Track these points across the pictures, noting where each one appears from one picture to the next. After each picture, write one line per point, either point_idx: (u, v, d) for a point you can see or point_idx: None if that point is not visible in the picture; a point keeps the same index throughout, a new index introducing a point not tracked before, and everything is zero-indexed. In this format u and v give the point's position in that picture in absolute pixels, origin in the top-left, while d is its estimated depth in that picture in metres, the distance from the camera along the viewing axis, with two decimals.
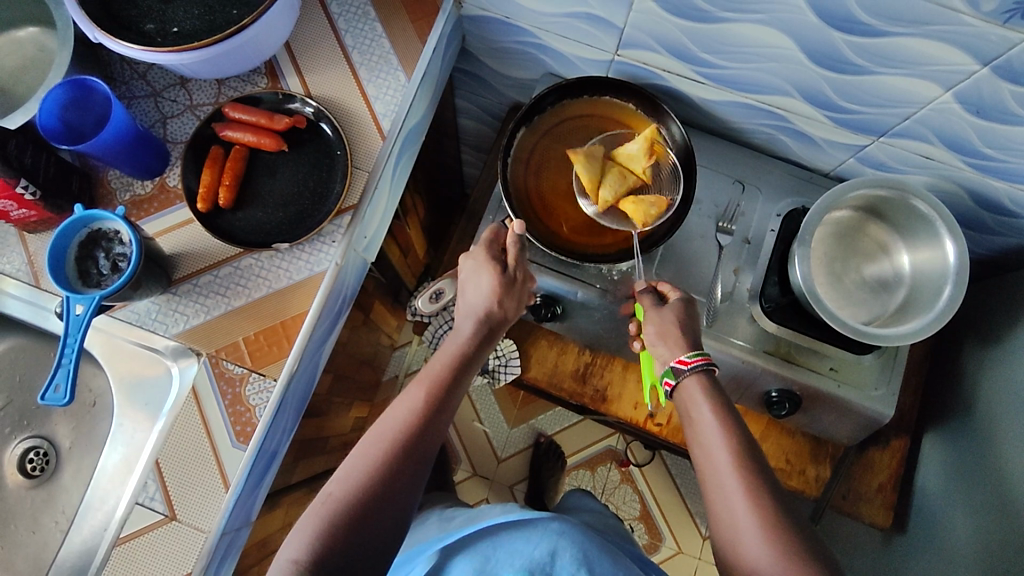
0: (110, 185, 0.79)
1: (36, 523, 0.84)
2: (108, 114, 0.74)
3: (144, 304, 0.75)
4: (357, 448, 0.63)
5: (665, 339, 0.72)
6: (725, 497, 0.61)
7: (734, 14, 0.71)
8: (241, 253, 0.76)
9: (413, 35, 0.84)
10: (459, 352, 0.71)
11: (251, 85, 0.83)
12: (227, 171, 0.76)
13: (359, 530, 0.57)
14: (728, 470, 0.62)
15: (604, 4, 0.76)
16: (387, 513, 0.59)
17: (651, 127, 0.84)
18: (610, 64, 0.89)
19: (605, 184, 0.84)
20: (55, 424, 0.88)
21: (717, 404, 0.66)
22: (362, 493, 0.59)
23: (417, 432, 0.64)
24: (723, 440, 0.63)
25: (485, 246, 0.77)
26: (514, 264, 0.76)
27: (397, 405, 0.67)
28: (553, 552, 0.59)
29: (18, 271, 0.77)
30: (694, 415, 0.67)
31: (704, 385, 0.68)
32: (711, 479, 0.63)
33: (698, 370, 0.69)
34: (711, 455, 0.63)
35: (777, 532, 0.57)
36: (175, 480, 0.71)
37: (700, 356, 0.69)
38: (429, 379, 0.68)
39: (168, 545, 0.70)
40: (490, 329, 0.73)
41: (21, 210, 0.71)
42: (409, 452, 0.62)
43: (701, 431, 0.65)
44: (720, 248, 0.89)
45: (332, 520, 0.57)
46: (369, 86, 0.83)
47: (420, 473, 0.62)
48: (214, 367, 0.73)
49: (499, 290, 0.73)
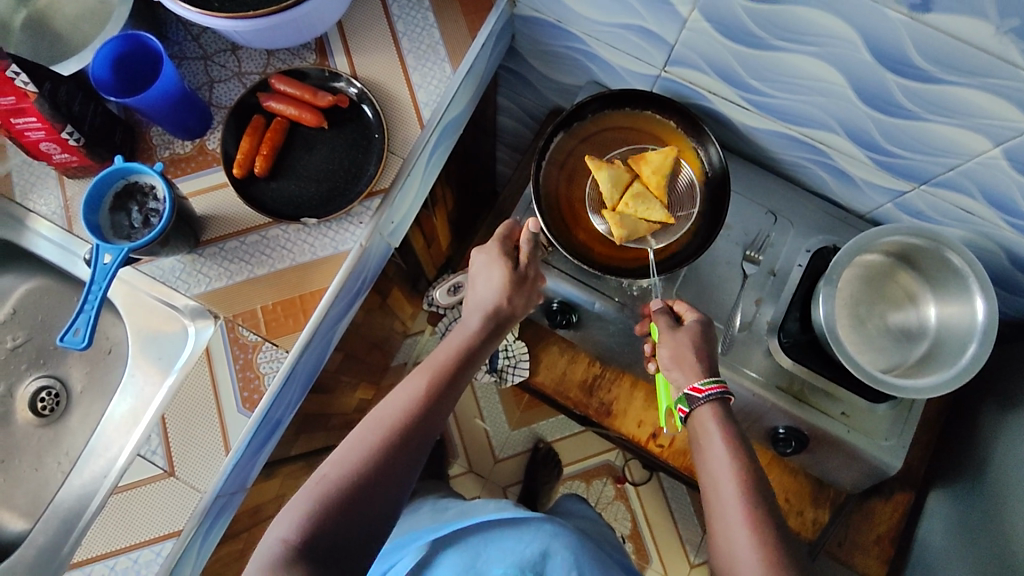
0: (151, 141, 0.80)
1: (39, 461, 0.85)
2: (158, 73, 0.74)
3: (169, 262, 0.76)
4: (357, 431, 0.64)
5: (680, 364, 0.71)
6: (728, 525, 0.60)
7: (787, 44, 0.71)
8: (268, 223, 0.77)
9: (464, 28, 0.85)
10: (465, 345, 0.71)
11: (300, 59, 0.83)
12: (266, 141, 0.77)
13: (353, 510, 0.58)
14: (733, 502, 0.61)
15: (656, 18, 0.77)
16: (382, 496, 0.60)
17: (591, 159, 0.83)
18: (655, 79, 0.89)
19: (651, 213, 0.82)
20: (71, 365, 0.89)
21: (730, 431, 0.66)
22: (357, 476, 0.59)
23: (417, 418, 0.64)
24: (729, 469, 0.63)
25: (498, 242, 0.76)
26: (526, 261, 0.75)
27: (397, 393, 0.67)
28: (546, 554, 0.64)
29: (54, 214, 0.78)
30: (704, 442, 0.67)
31: (717, 414, 0.68)
32: (716, 510, 0.62)
33: (715, 399, 0.68)
34: (718, 486, 0.63)
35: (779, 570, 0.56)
36: (178, 436, 0.72)
37: (714, 386, 0.68)
38: (432, 367, 0.68)
39: (163, 500, 0.70)
40: (499, 325, 0.73)
41: (63, 153, 0.72)
42: (407, 435, 0.63)
43: (711, 462, 0.65)
44: (744, 277, 0.88)
45: (325, 500, 0.57)
46: (414, 74, 0.83)
47: (417, 458, 0.63)
48: (229, 331, 0.74)
49: (510, 288, 0.73)
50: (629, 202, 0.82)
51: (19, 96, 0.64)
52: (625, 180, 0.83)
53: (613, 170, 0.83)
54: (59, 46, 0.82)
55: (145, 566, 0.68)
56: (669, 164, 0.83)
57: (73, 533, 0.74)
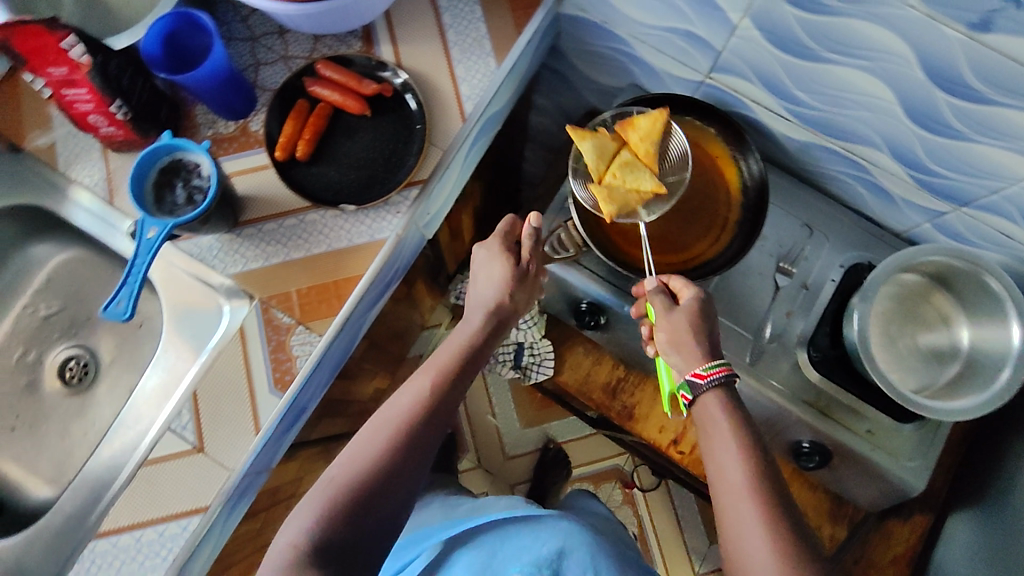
0: (195, 119, 0.80)
1: (65, 430, 0.86)
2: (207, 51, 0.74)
3: (207, 240, 0.76)
4: (362, 433, 0.64)
5: (680, 348, 0.70)
6: (740, 520, 0.59)
7: (837, 56, 0.71)
8: (307, 207, 0.77)
9: (510, 24, 0.85)
10: (468, 343, 0.71)
11: (345, 46, 0.84)
12: (309, 126, 0.77)
13: (363, 509, 0.58)
14: (743, 494, 0.60)
15: (705, 23, 0.76)
16: (392, 494, 0.60)
17: (573, 127, 0.79)
18: (698, 85, 0.88)
19: (640, 182, 0.78)
20: (101, 337, 0.90)
21: (737, 420, 0.65)
22: (364, 478, 0.59)
23: (424, 416, 0.65)
24: (739, 459, 0.63)
25: (498, 238, 0.76)
26: (527, 258, 0.75)
27: (404, 391, 0.68)
28: (561, 552, 0.63)
29: (95, 185, 0.78)
30: (711, 430, 0.66)
31: (724, 400, 0.67)
32: (724, 498, 0.62)
33: (718, 384, 0.67)
34: (727, 475, 0.62)
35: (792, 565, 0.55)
36: (208, 413, 0.72)
37: (718, 370, 0.67)
38: (435, 367, 0.69)
39: (190, 476, 0.71)
40: (502, 321, 0.74)
41: (110, 127, 0.72)
42: (416, 433, 0.63)
43: (719, 450, 0.64)
44: (776, 288, 0.88)
45: (336, 501, 0.58)
46: (459, 67, 0.83)
47: (427, 455, 0.64)
48: (263, 313, 0.75)
49: (511, 284, 0.73)
50: (615, 173, 0.79)
51: (71, 67, 0.64)
52: (611, 150, 0.80)
53: (597, 140, 0.79)
54: (109, 20, 0.82)
55: (169, 540, 0.69)
56: (658, 129, 0.79)
57: (99, 500, 0.75)
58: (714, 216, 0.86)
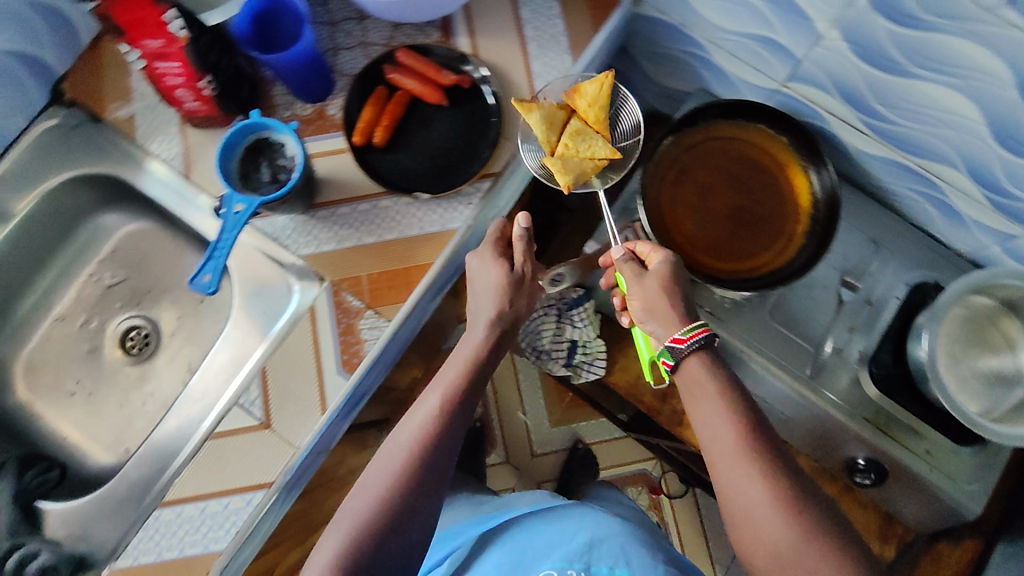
0: (273, 99, 0.80)
1: (125, 398, 0.87)
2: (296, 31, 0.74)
3: (281, 220, 0.77)
4: (378, 458, 0.64)
5: (653, 314, 0.69)
6: (735, 477, 0.58)
7: (926, 73, 0.70)
8: (381, 192, 0.78)
9: (588, 23, 0.84)
10: (473, 357, 0.71)
11: (424, 36, 0.83)
12: (387, 112, 0.77)
13: (388, 531, 0.59)
14: (733, 448, 0.59)
15: (790, 33, 0.75)
16: (416, 514, 0.61)
17: (520, 101, 0.76)
18: (773, 93, 0.87)
19: (594, 152, 0.80)
20: (162, 309, 0.90)
21: (723, 378, 0.64)
22: (386, 503, 0.60)
23: (439, 433, 0.65)
24: (727, 416, 0.61)
25: (490, 244, 0.76)
26: (521, 261, 0.75)
27: (417, 410, 0.67)
28: (592, 543, 0.68)
29: (173, 158, 0.78)
30: (694, 391, 0.64)
31: (705, 359, 0.65)
32: (718, 460, 0.60)
33: (700, 346, 0.65)
34: (717, 435, 0.61)
35: (802, 522, 0.55)
36: (276, 390, 0.73)
37: (696, 332, 0.65)
38: (443, 384, 0.69)
39: (257, 450, 0.72)
40: (504, 330, 0.73)
41: (195, 102, 0.72)
42: (433, 452, 0.63)
43: (705, 410, 0.63)
44: (840, 302, 0.88)
45: (360, 527, 0.58)
46: (535, 62, 0.82)
47: (445, 471, 0.64)
48: (334, 296, 0.75)
49: (507, 289, 0.73)
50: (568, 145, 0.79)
51: (169, 41, 0.66)
52: (562, 121, 0.79)
53: (544, 110, 0.77)
54: None
55: (234, 513, 0.70)
56: (605, 94, 0.78)
57: (163, 469, 0.76)
58: (783, 227, 0.85)
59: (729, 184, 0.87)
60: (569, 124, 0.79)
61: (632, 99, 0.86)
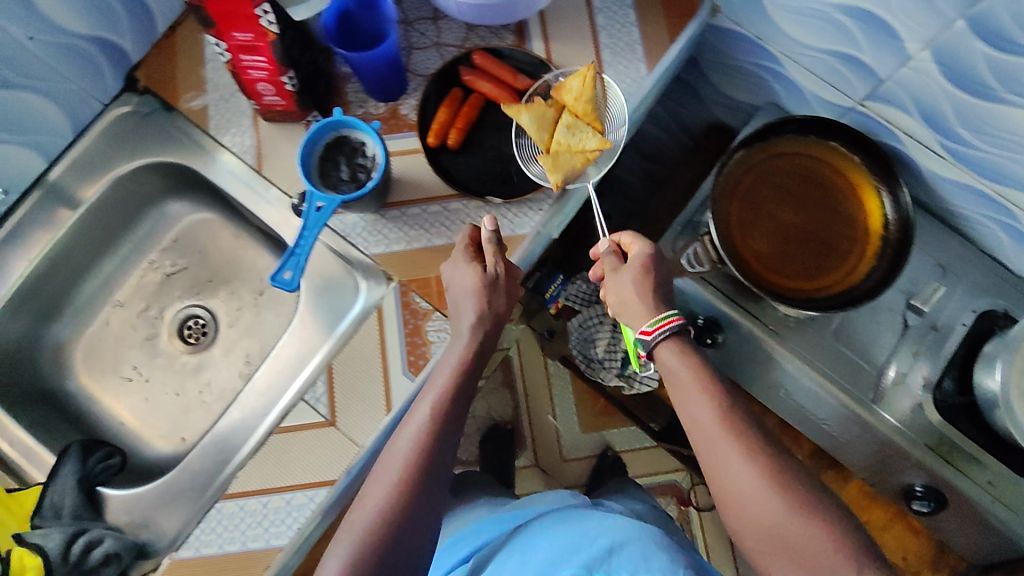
0: (346, 96, 0.79)
1: (181, 386, 0.86)
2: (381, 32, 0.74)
3: (352, 218, 0.77)
4: (377, 467, 0.62)
5: (627, 307, 0.67)
6: (724, 456, 0.56)
7: (1017, 99, 0.69)
8: (452, 195, 0.77)
9: (664, 31, 0.82)
10: (465, 357, 0.68)
11: (499, 39, 0.81)
12: (462, 115, 0.77)
13: (391, 552, 0.57)
14: (718, 434, 0.57)
15: (875, 53, 0.74)
16: (414, 534, 0.59)
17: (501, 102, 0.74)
18: (847, 111, 0.86)
19: (586, 146, 0.76)
20: (219, 300, 0.89)
21: (701, 365, 0.62)
22: (388, 513, 0.58)
23: (431, 448, 0.62)
24: (707, 403, 0.59)
25: (463, 249, 0.72)
26: (493, 261, 0.70)
27: (405, 425, 0.64)
28: (611, 549, 0.58)
29: (245, 152, 0.78)
30: (671, 383, 0.62)
31: (678, 347, 0.63)
32: (704, 447, 0.59)
33: (674, 333, 0.64)
34: (698, 420, 0.59)
35: (800, 497, 0.53)
36: (343, 388, 0.74)
37: (663, 323, 0.64)
38: (437, 386, 0.66)
39: (322, 447, 0.72)
40: (491, 329, 0.70)
41: (275, 96, 0.71)
42: (427, 468, 0.61)
43: (682, 396, 0.61)
44: (904, 326, 0.87)
45: (361, 547, 0.56)
46: (609, 69, 0.81)
47: (439, 485, 0.61)
48: (402, 296, 0.75)
49: (484, 290, 0.69)
50: (559, 141, 0.76)
51: (258, 35, 0.63)
52: (551, 120, 0.77)
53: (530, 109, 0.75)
54: None
55: (296, 509, 0.70)
56: (588, 84, 0.75)
57: (225, 462, 0.76)
58: (852, 248, 0.84)
59: (799, 201, 0.86)
60: (558, 122, 0.77)
61: (617, 88, 0.79)
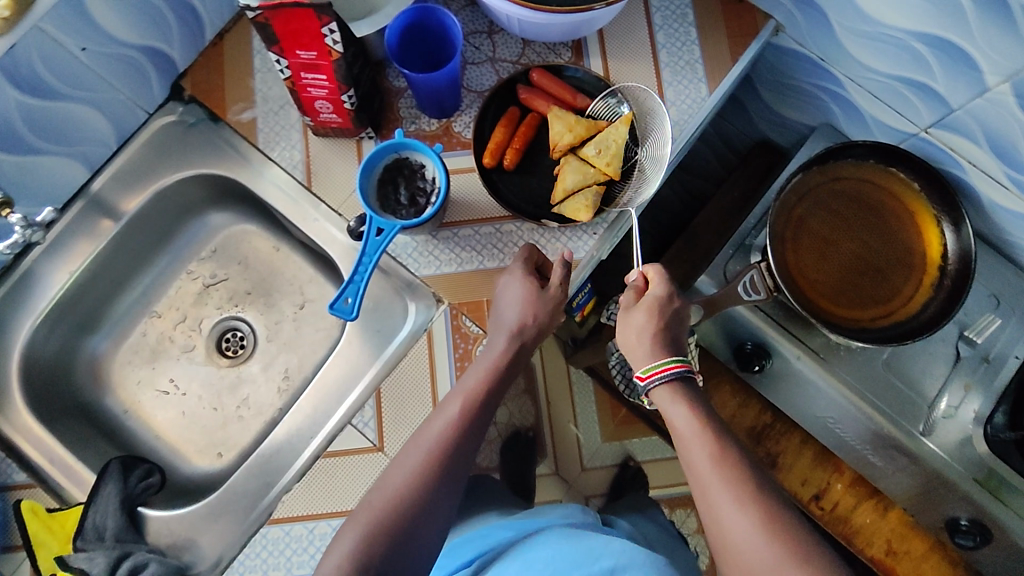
0: (399, 112, 0.77)
1: (218, 401, 0.85)
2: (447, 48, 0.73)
3: (403, 238, 0.75)
4: (399, 457, 0.61)
5: (629, 354, 0.67)
6: (717, 503, 0.55)
7: None
8: (506, 216, 0.75)
9: (726, 50, 0.79)
10: (498, 365, 0.65)
11: (556, 55, 0.79)
12: (519, 135, 0.74)
13: (401, 539, 0.55)
14: (713, 477, 0.56)
15: (950, 80, 0.73)
16: (424, 528, 0.57)
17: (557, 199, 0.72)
18: (909, 137, 0.84)
19: (618, 135, 0.72)
20: (258, 312, 0.87)
21: (697, 408, 0.61)
22: (402, 506, 0.56)
23: (455, 446, 0.61)
24: (701, 441, 0.58)
25: (521, 259, 0.71)
26: (556, 285, 0.69)
27: (434, 419, 0.63)
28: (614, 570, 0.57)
29: (294, 167, 0.76)
30: (668, 419, 0.62)
31: (676, 393, 0.62)
32: (700, 492, 0.56)
33: (669, 379, 0.63)
34: (694, 464, 0.58)
35: (792, 550, 0.51)
36: (391, 413, 0.71)
37: (656, 370, 0.63)
38: (466, 388, 0.64)
39: (369, 473, 0.70)
40: (528, 344, 0.68)
41: (332, 114, 0.70)
42: (448, 463, 0.60)
43: (679, 437, 0.60)
44: (955, 357, 0.85)
45: (372, 532, 0.55)
46: (669, 89, 0.78)
47: (457, 482, 0.60)
48: (452, 319, 0.73)
49: (537, 305, 0.68)
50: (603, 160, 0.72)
51: (322, 54, 0.62)
52: (579, 161, 0.73)
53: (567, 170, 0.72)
54: None
55: None
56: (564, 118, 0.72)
57: (269, 485, 0.75)
58: (910, 276, 0.83)
59: (859, 226, 0.84)
60: (585, 152, 0.73)
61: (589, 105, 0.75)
